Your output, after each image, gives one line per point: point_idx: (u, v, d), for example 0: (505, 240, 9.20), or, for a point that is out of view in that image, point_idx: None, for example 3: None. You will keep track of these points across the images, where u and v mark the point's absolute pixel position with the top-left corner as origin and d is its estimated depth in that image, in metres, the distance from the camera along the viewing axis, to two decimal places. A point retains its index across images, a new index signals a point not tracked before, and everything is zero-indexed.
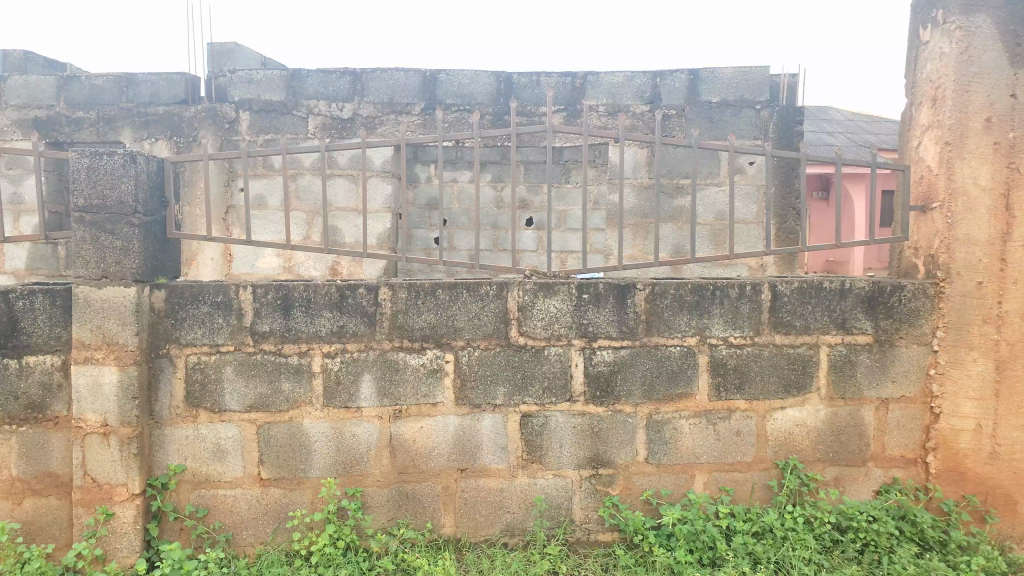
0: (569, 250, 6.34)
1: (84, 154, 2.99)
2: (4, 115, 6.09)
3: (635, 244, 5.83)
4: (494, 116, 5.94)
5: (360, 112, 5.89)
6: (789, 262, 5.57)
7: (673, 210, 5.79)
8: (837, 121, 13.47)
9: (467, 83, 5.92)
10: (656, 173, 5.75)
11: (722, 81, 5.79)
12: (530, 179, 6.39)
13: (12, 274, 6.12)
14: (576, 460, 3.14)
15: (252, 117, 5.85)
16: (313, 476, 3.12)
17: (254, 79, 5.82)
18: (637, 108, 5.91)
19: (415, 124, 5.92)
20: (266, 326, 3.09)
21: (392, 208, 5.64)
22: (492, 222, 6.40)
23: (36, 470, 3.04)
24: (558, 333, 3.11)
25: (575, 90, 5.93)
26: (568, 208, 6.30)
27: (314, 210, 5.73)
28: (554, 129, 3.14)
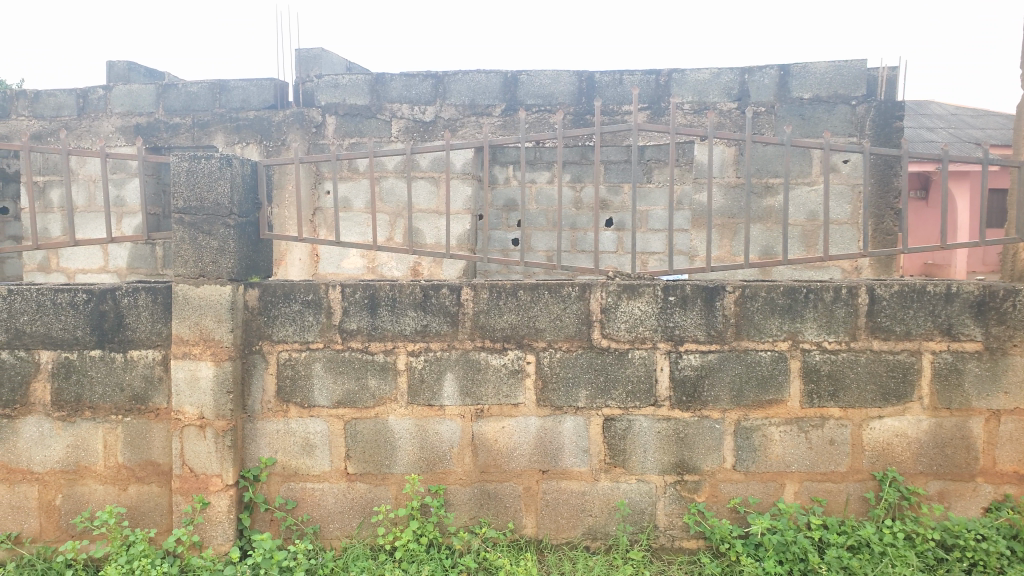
0: (651, 251, 6.25)
1: (185, 158, 3.13)
2: (109, 122, 6.45)
3: (722, 246, 5.70)
4: (575, 116, 5.90)
5: (442, 114, 5.96)
6: (887, 264, 5.30)
7: (762, 210, 5.62)
8: (938, 116, 12.80)
9: (549, 83, 5.91)
10: (745, 173, 5.60)
11: (814, 76, 5.60)
12: (611, 178, 6.34)
13: (115, 272, 6.47)
14: (660, 465, 3.08)
15: (338, 121, 6.01)
16: (396, 472, 3.17)
17: (339, 84, 5.97)
18: (725, 106, 5.76)
19: (496, 126, 5.94)
20: (353, 324, 3.16)
21: (472, 209, 5.68)
22: (571, 223, 6.38)
23: (139, 458, 3.20)
24: (642, 336, 3.06)
25: (659, 87, 5.81)
26: (651, 207, 6.21)
27: (397, 212, 5.83)
28: (639, 127, 3.09)
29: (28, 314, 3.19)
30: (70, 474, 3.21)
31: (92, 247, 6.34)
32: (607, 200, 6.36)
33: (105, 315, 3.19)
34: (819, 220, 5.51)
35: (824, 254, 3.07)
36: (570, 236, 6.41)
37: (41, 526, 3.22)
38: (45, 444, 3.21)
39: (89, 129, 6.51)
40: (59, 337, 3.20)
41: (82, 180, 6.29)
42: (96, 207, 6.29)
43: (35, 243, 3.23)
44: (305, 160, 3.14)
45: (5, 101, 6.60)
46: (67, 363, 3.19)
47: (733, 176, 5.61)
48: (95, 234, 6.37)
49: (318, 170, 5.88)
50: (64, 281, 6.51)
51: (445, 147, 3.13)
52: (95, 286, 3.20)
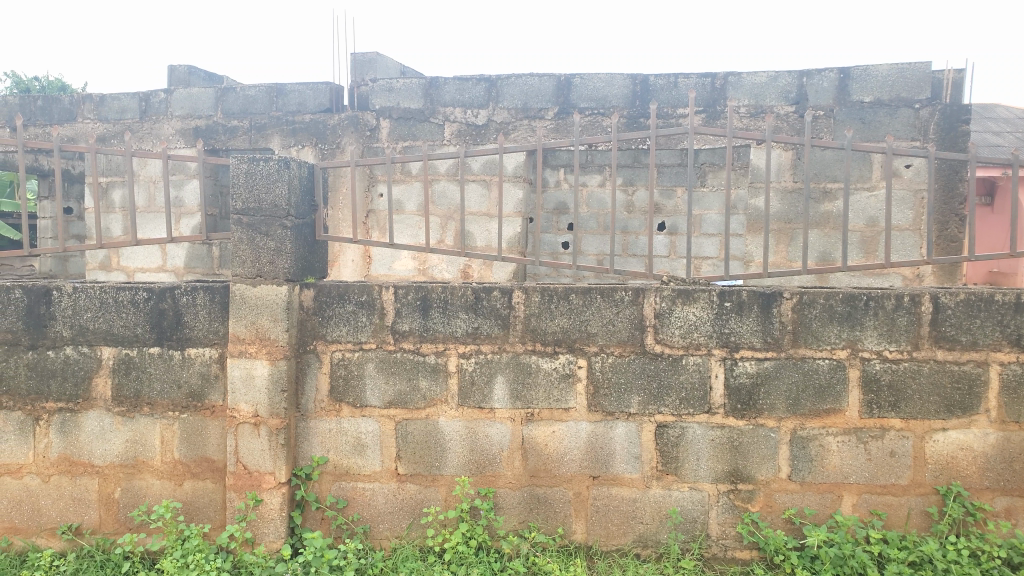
0: (704, 256, 6.23)
1: (244, 160, 3.18)
2: (169, 125, 6.63)
3: (778, 251, 5.66)
4: (629, 118, 5.87)
5: (494, 117, 5.99)
6: (951, 272, 5.16)
7: (820, 215, 5.55)
8: (1004, 119, 12.42)
9: (603, 85, 5.89)
10: (802, 177, 5.52)
11: (876, 79, 5.51)
12: (664, 182, 6.34)
13: (172, 272, 6.62)
14: (713, 473, 3.04)
15: (392, 124, 6.08)
16: (446, 473, 3.18)
17: (393, 88, 6.05)
18: (783, 109, 5.71)
19: (548, 129, 5.94)
20: (405, 325, 3.18)
21: (522, 212, 5.67)
22: (622, 226, 6.42)
23: (194, 454, 3.25)
24: (697, 342, 3.03)
25: (715, 90, 5.78)
26: (705, 212, 6.23)
27: (448, 215, 5.87)
28: (696, 130, 3.06)
29: (91, 311, 3.26)
30: (128, 468, 3.29)
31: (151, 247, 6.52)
32: (660, 204, 6.37)
33: (164, 313, 3.24)
34: (879, 226, 5.40)
35: (884, 261, 3.00)
36: (622, 239, 6.49)
37: (101, 518, 3.30)
38: (105, 438, 3.29)
39: (150, 131, 6.70)
40: (120, 334, 3.26)
41: (142, 182, 6.46)
42: (156, 208, 6.46)
43: (100, 242, 3.29)
44: (361, 163, 3.17)
45: (72, 104, 6.81)
46: (127, 360, 3.26)
47: (790, 181, 5.54)
48: (154, 233, 6.54)
49: (371, 173, 5.95)
50: (124, 279, 6.70)
51: (499, 150, 3.13)
52: (155, 284, 3.26)
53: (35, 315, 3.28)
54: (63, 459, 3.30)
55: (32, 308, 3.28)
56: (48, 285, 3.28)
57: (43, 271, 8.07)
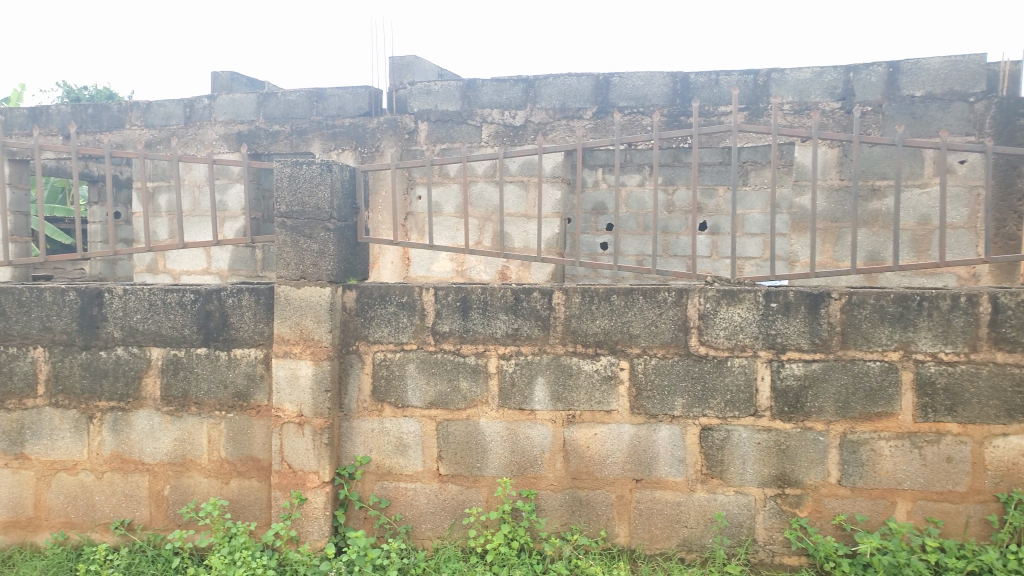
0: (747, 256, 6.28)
1: (287, 163, 3.23)
2: (213, 130, 6.78)
3: (824, 251, 5.54)
4: (669, 117, 5.83)
5: (532, 118, 5.98)
6: (1009, 271, 4.98)
7: (868, 214, 5.42)
8: None
9: (642, 84, 5.83)
10: (850, 174, 5.39)
11: (927, 72, 5.35)
12: (705, 181, 6.37)
13: (217, 274, 6.76)
14: (759, 477, 3.00)
15: (430, 127, 6.14)
16: (488, 474, 3.18)
17: (432, 90, 6.10)
18: (828, 105, 5.61)
19: (587, 129, 5.91)
20: (446, 326, 3.19)
21: (561, 212, 5.63)
22: (664, 226, 6.45)
23: (241, 453, 3.31)
24: (742, 343, 2.99)
25: (758, 88, 5.70)
26: (748, 211, 6.27)
27: (486, 216, 5.88)
28: (739, 128, 3.00)
29: (141, 312, 3.34)
30: (177, 466, 3.36)
31: (197, 250, 6.67)
32: (701, 203, 6.40)
33: (210, 314, 3.30)
34: (932, 224, 5.25)
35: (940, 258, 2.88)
36: (662, 240, 6.48)
37: (151, 514, 3.38)
38: (155, 436, 3.36)
39: (195, 137, 6.85)
40: (168, 334, 3.33)
41: (187, 186, 6.61)
42: (201, 211, 6.61)
43: (149, 244, 3.35)
44: (401, 165, 3.18)
45: (120, 112, 7.00)
46: (175, 360, 3.32)
47: (837, 178, 5.41)
48: (200, 236, 6.69)
49: (410, 175, 5.99)
50: (170, 281, 6.87)
51: (537, 150, 3.10)
52: (201, 286, 3.32)
53: (87, 316, 3.37)
54: (115, 456, 3.38)
55: (85, 309, 3.37)
56: (100, 287, 3.36)
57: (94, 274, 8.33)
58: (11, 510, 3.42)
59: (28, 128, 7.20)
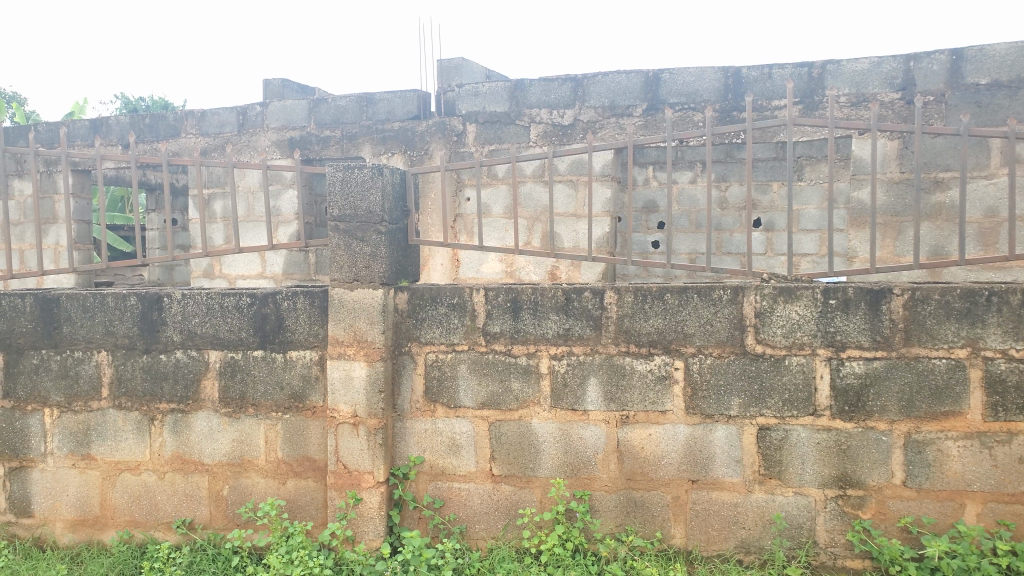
0: (804, 252, 6.27)
1: (339, 168, 3.27)
2: (266, 136, 6.91)
3: (885, 246, 5.42)
4: (722, 112, 5.75)
5: (581, 117, 5.95)
6: None
7: (931, 207, 5.29)
8: None
9: (693, 79, 5.78)
10: (911, 166, 5.28)
11: (992, 59, 5.20)
12: (760, 177, 6.37)
13: (272, 278, 6.90)
14: (820, 478, 2.94)
15: (478, 129, 6.17)
16: (541, 475, 3.17)
17: (480, 92, 6.13)
18: (887, 96, 5.50)
19: (637, 126, 5.87)
20: (497, 327, 3.20)
21: (611, 211, 5.61)
22: (717, 224, 6.50)
23: (297, 453, 3.36)
24: (801, 342, 2.94)
25: (813, 80, 5.61)
26: (803, 207, 6.26)
27: (535, 216, 5.89)
28: (794, 122, 2.94)
29: (199, 316, 3.41)
30: (235, 467, 3.42)
31: (252, 254, 6.81)
32: (756, 200, 6.42)
33: (267, 317, 3.36)
34: (1000, 216, 5.10)
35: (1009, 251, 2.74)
36: (716, 237, 6.53)
37: (211, 514, 3.45)
38: (213, 437, 3.43)
39: (248, 144, 7.00)
40: (226, 337, 3.39)
41: (242, 192, 6.76)
42: (256, 216, 6.76)
43: (204, 250, 3.30)
44: (450, 168, 3.17)
45: (176, 121, 7.18)
46: (232, 362, 3.39)
47: (898, 171, 5.32)
48: (255, 241, 6.83)
49: (459, 177, 6.04)
50: (226, 285, 7.03)
51: (588, 149, 3.06)
52: (257, 290, 3.38)
53: (148, 320, 3.45)
54: (176, 457, 3.46)
55: (145, 314, 3.45)
56: (160, 292, 3.44)
57: (154, 280, 8.60)
58: (78, 509, 3.52)
59: (89, 139, 7.43)
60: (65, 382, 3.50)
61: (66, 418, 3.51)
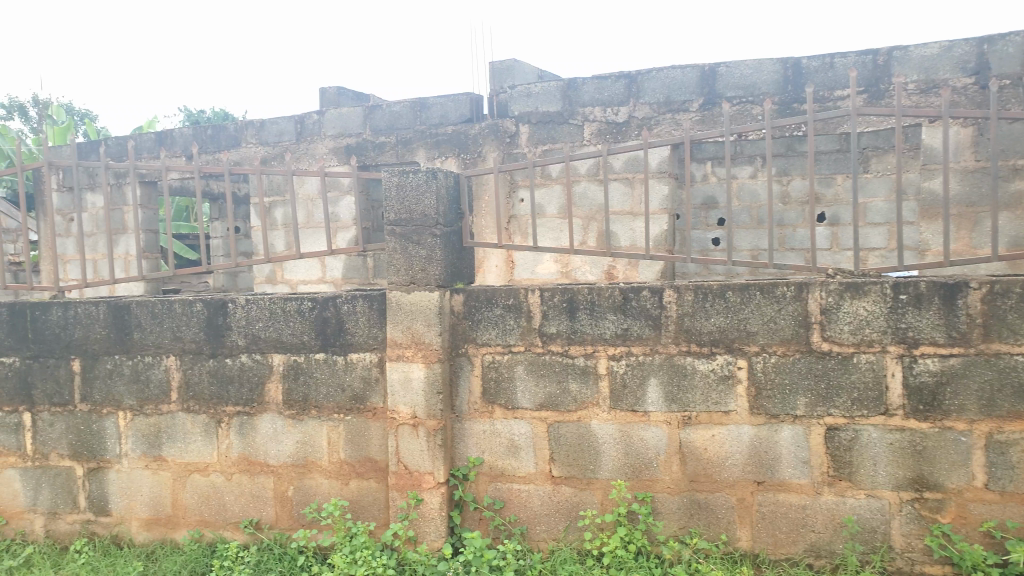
0: (871, 247, 6.14)
1: (395, 172, 3.31)
2: (324, 144, 7.06)
3: (960, 238, 5.19)
4: (781, 105, 5.62)
5: (636, 114, 5.88)
6: None
7: (1010, 196, 5.05)
8: None
9: (751, 72, 5.65)
10: (987, 154, 5.06)
11: None
12: (822, 170, 6.28)
13: (332, 282, 7.05)
14: (893, 480, 2.84)
15: (531, 129, 6.18)
16: (602, 477, 3.15)
17: (532, 92, 6.13)
18: (960, 82, 5.29)
19: (694, 121, 5.77)
20: (553, 327, 3.18)
21: (669, 208, 5.53)
22: (779, 219, 6.40)
23: (359, 454, 3.42)
24: (870, 339, 2.84)
25: (878, 68, 5.48)
26: (871, 199, 6.12)
27: (591, 216, 5.86)
28: (859, 111, 2.83)
29: (262, 320, 3.49)
30: (299, 468, 3.49)
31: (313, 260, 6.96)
32: (819, 193, 6.33)
33: (327, 321, 3.42)
34: None
35: None
36: (778, 232, 6.46)
37: (277, 514, 3.53)
38: (278, 439, 3.51)
39: (307, 152, 7.16)
40: (288, 341, 3.47)
41: (301, 200, 6.93)
42: (316, 223, 6.91)
43: (266, 256, 3.33)
44: (503, 169, 3.16)
45: (236, 131, 7.39)
46: (295, 365, 3.46)
47: (972, 160, 5.11)
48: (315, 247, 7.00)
49: (513, 179, 6.05)
50: (288, 291, 7.21)
51: (643, 145, 2.99)
52: (318, 294, 3.45)
53: (214, 326, 3.55)
54: (243, 458, 3.55)
55: (211, 319, 3.55)
56: (224, 298, 3.54)
57: (220, 286, 8.92)
58: (152, 508, 3.66)
59: (155, 151, 7.73)
60: (137, 386, 3.64)
61: (138, 421, 3.65)
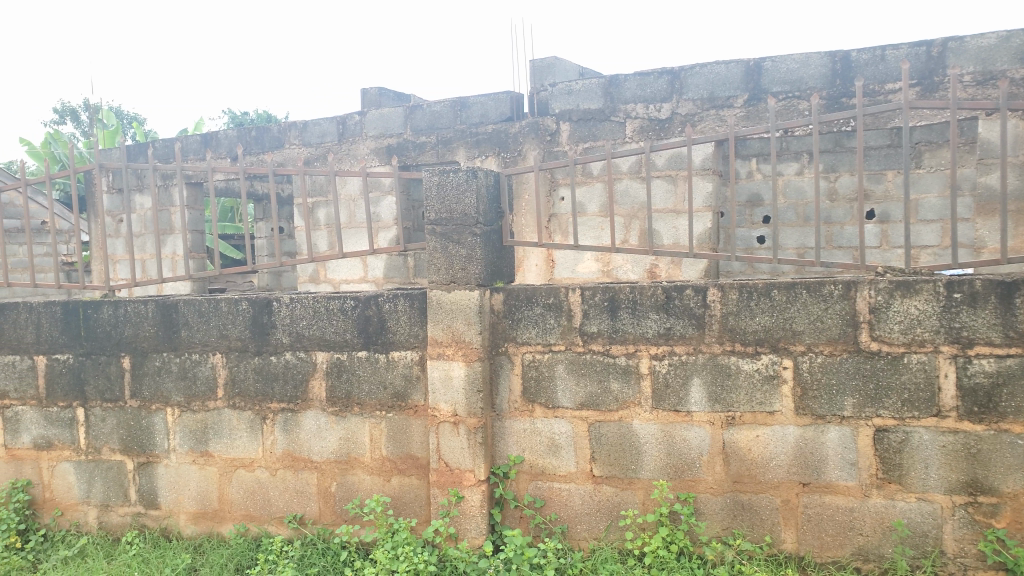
0: (924, 245, 5.98)
1: (435, 172, 3.33)
2: (365, 145, 7.13)
3: (1017, 234, 5.06)
4: (829, 100, 5.51)
5: (679, 110, 5.82)
6: None
7: None
8: None
9: (798, 66, 5.55)
10: None
11: None
12: (872, 166, 6.13)
13: (373, 282, 7.12)
14: (946, 483, 2.77)
15: (572, 127, 6.16)
16: (643, 477, 3.13)
17: (573, 90, 6.11)
18: (1017, 73, 5.15)
19: (739, 117, 5.69)
20: (594, 327, 3.17)
21: (714, 206, 5.48)
22: (826, 217, 6.29)
23: (400, 451, 3.45)
24: (921, 339, 2.77)
25: (932, 60, 5.31)
26: (923, 195, 5.96)
27: (633, 214, 5.83)
28: (910, 105, 2.74)
29: (306, 319, 3.54)
30: (342, 464, 3.54)
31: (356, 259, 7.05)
32: (869, 190, 6.19)
33: (369, 319, 3.46)
34: None
35: None
36: (826, 230, 6.35)
37: (320, 510, 3.59)
38: (322, 435, 3.56)
39: (349, 153, 7.24)
40: (332, 339, 3.52)
41: (344, 200, 7.01)
42: (358, 223, 6.99)
43: (309, 256, 3.36)
44: (543, 167, 3.13)
45: (280, 133, 7.50)
46: (338, 363, 3.51)
47: None
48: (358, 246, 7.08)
49: (553, 177, 6.04)
50: (331, 290, 7.31)
51: (686, 142, 2.93)
52: (360, 293, 3.48)
53: (259, 324, 3.62)
54: (287, 454, 3.61)
55: (256, 318, 3.62)
56: (269, 297, 3.60)
57: (264, 286, 9.08)
58: (199, 503, 3.74)
59: (201, 152, 7.91)
60: (185, 383, 3.72)
61: (186, 417, 3.73)
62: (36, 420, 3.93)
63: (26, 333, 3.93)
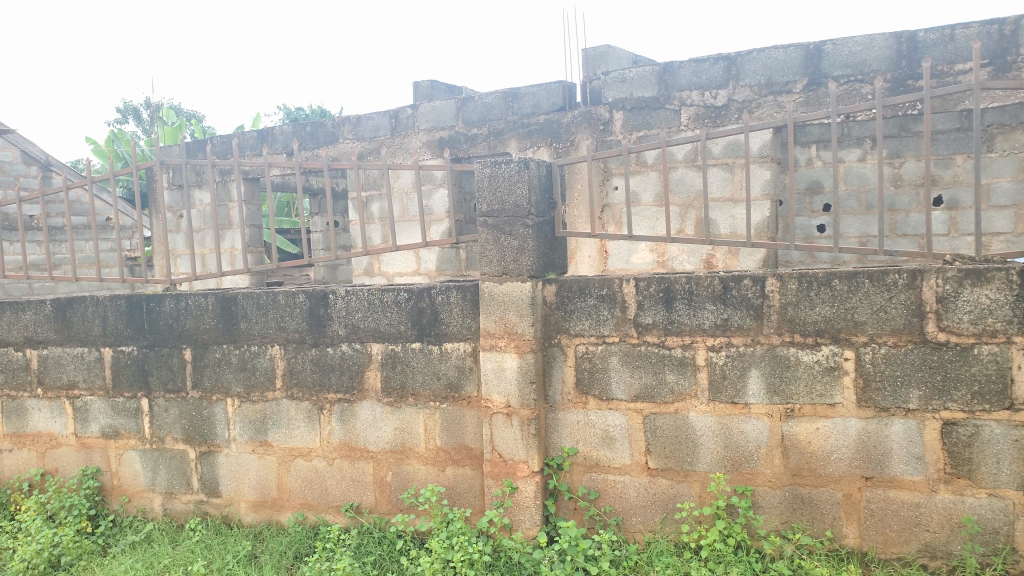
0: (997, 232, 5.83)
1: (487, 164, 3.34)
2: (417, 138, 7.20)
3: None
4: (894, 82, 5.38)
5: (736, 96, 5.74)
6: None
7: None
8: None
9: (860, 49, 5.42)
10: None
11: None
12: (939, 151, 5.93)
13: (426, 274, 7.20)
14: (1019, 478, 2.68)
15: (625, 116, 6.11)
16: (700, 470, 3.10)
17: (627, 78, 6.07)
18: None
19: (798, 102, 5.56)
20: (649, 318, 3.14)
21: (771, 193, 5.38)
22: (890, 204, 6.14)
23: (454, 442, 3.49)
24: (992, 329, 2.68)
25: (1005, 39, 5.15)
26: (995, 179, 5.77)
27: (687, 203, 5.77)
28: (982, 84, 2.61)
29: (362, 311, 3.60)
30: (398, 454, 3.60)
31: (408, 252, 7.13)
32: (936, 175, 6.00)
33: (423, 311, 3.50)
34: None
35: None
36: (890, 218, 6.18)
37: (376, 499, 3.65)
38: (377, 426, 3.62)
39: (401, 146, 7.33)
40: (386, 331, 3.56)
41: (397, 193, 7.10)
42: (411, 217, 7.07)
43: (364, 249, 3.40)
44: (596, 157, 3.07)
45: (334, 128, 7.62)
46: (393, 354, 3.56)
47: None
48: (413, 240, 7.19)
49: (606, 167, 6.01)
50: (385, 282, 7.42)
51: (744, 129, 2.85)
52: (414, 285, 3.52)
53: (315, 316, 3.69)
54: (344, 444, 3.68)
55: (313, 310, 3.69)
56: (325, 289, 3.67)
57: (319, 279, 9.27)
58: (258, 491, 3.84)
59: (257, 148, 8.08)
60: (244, 374, 3.82)
61: (245, 407, 3.84)
62: (104, 410, 4.09)
63: (93, 326, 4.08)
